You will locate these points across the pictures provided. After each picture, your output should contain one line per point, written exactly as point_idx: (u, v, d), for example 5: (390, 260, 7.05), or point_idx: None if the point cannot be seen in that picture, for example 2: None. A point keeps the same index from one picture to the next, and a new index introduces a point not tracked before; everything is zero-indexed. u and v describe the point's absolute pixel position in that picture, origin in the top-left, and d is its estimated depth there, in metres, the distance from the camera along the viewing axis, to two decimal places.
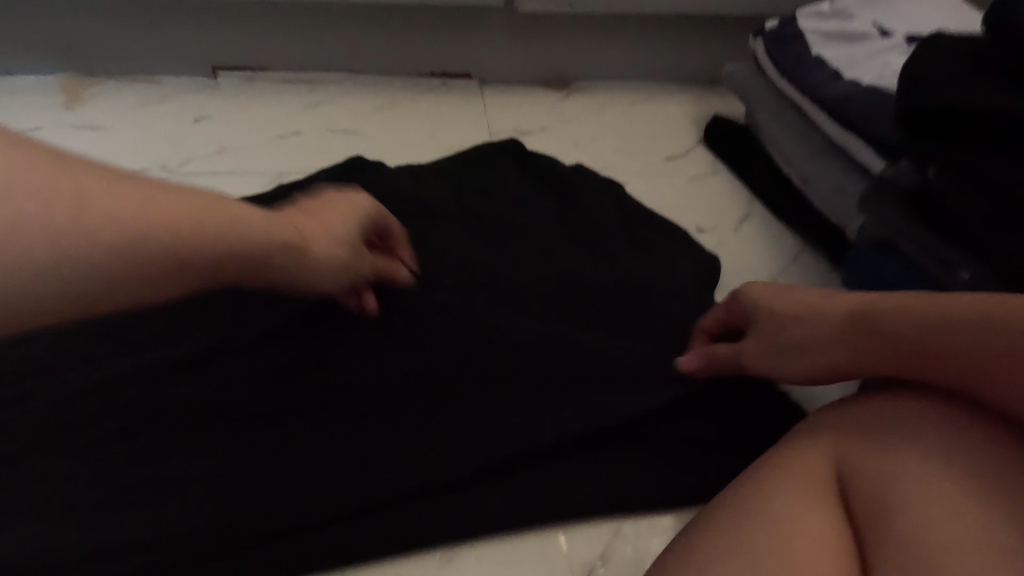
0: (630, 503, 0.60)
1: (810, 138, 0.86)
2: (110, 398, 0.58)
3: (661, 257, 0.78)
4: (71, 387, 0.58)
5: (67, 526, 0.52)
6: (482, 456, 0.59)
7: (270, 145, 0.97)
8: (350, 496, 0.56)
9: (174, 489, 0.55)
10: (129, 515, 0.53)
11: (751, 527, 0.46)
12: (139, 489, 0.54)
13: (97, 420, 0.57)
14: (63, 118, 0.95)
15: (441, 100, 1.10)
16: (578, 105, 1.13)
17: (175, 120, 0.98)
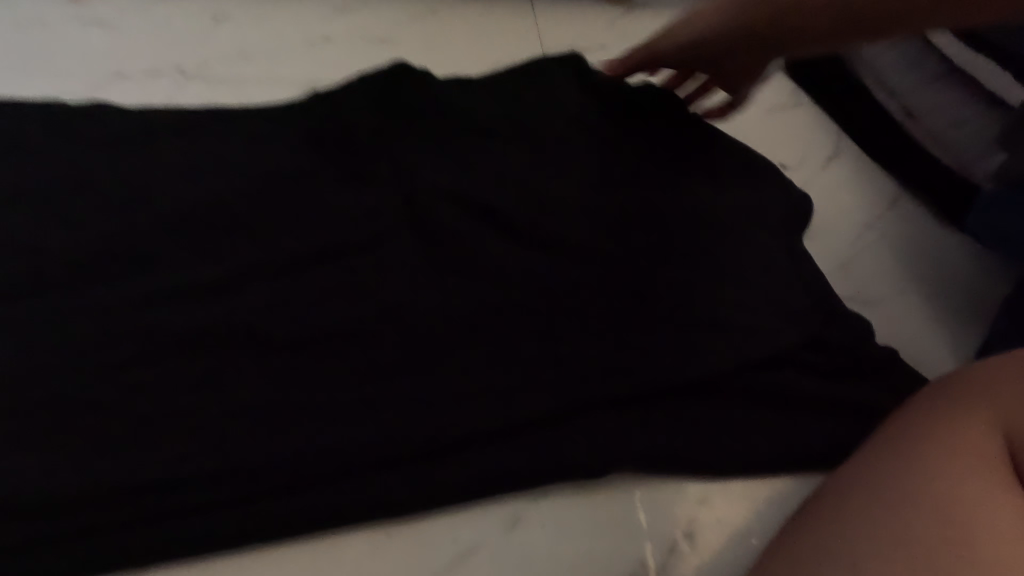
0: (720, 468, 0.51)
1: (926, 62, 0.73)
2: (111, 316, 0.49)
3: (745, 192, 0.66)
4: (71, 303, 0.49)
5: (64, 463, 0.44)
6: (545, 403, 0.49)
7: (298, 52, 0.86)
8: (391, 443, 0.47)
9: (188, 424, 0.46)
10: (138, 454, 0.45)
11: (904, 514, 0.37)
12: (150, 425, 0.46)
13: (99, 341, 0.48)
14: (66, 9, 0.83)
15: (488, 9, 0.96)
16: (642, 24, 1.00)
17: (193, 18, 0.86)
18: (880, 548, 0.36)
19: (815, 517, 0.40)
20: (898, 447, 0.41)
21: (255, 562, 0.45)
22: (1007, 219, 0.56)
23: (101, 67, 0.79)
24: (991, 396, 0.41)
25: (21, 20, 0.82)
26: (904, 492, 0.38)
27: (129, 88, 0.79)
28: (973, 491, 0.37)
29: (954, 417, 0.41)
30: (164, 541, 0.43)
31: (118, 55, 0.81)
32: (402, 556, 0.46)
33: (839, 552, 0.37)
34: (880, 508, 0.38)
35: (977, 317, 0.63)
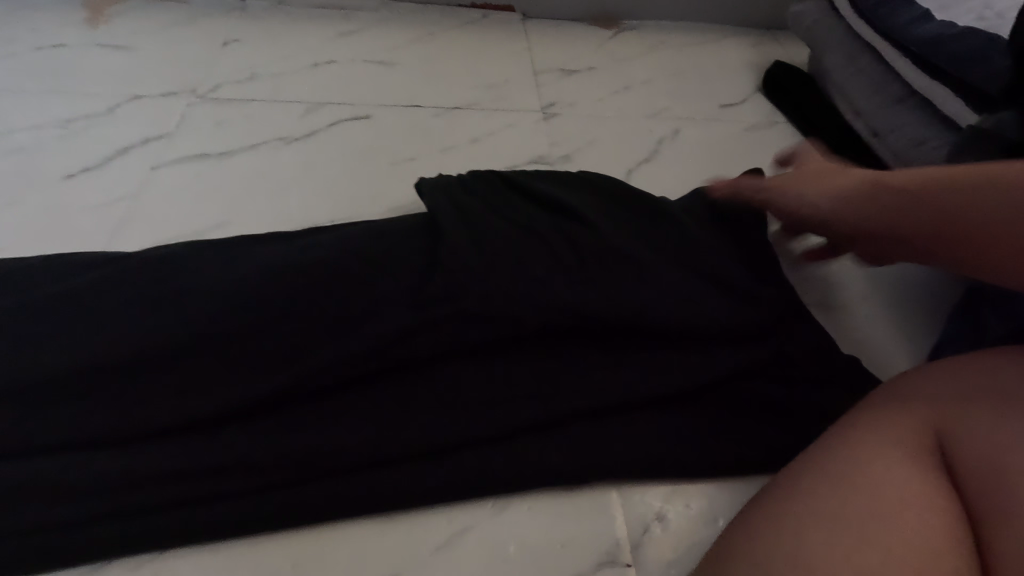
0: (695, 466, 0.55)
1: (887, 88, 0.79)
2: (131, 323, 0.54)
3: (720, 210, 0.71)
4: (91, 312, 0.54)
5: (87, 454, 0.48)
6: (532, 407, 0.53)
7: (303, 71, 0.91)
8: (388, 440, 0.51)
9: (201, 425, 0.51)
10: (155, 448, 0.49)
11: (843, 491, 0.40)
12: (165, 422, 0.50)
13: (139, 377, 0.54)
14: (85, 34, 0.89)
15: (481, 34, 1.02)
16: (627, 45, 1.06)
17: (206, 43, 0.92)
18: (816, 520, 0.39)
19: (767, 501, 0.43)
20: (848, 440, 0.43)
21: (262, 542, 0.49)
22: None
23: (118, 87, 0.84)
24: (906, 398, 0.45)
25: (43, 45, 0.88)
26: (846, 475, 0.41)
27: (143, 105, 0.82)
28: (907, 474, 0.39)
29: (900, 412, 0.44)
30: (182, 526, 0.48)
31: (130, 76, 0.86)
32: (398, 537, 0.50)
33: (782, 528, 0.39)
34: (824, 487, 0.41)
35: (938, 326, 0.67)
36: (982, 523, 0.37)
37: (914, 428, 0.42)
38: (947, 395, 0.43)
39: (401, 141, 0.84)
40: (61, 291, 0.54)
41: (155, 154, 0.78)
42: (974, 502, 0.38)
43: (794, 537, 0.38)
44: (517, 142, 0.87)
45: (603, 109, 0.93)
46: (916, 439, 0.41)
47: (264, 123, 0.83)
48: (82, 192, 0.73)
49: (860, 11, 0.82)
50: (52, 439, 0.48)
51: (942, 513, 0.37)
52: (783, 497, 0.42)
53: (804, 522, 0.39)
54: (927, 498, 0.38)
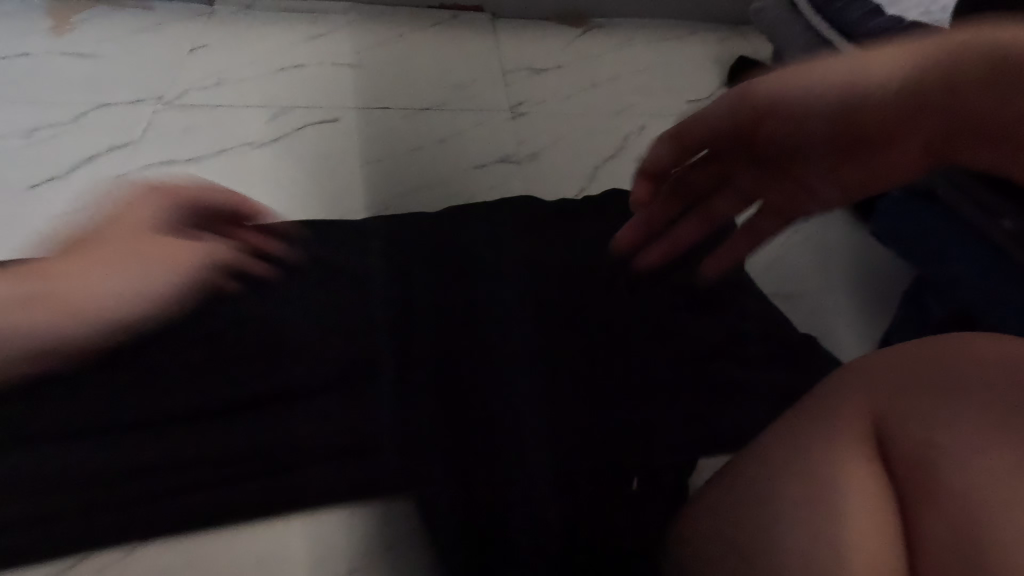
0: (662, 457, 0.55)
1: None
2: None
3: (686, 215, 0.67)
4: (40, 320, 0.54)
5: (56, 460, 0.49)
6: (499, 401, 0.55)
7: (270, 76, 0.91)
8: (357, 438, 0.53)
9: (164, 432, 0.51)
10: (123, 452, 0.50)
11: (786, 486, 0.42)
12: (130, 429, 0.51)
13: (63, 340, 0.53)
14: (49, 43, 0.89)
15: (450, 35, 1.03)
16: (596, 43, 1.07)
17: (171, 49, 0.92)
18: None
19: None
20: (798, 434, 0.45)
21: (233, 543, 0.50)
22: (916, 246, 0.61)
23: (83, 95, 0.84)
24: (846, 396, 0.45)
25: (6, 54, 0.87)
26: (790, 468, 0.43)
27: (107, 114, 0.82)
28: (845, 465, 0.41)
29: (847, 401, 0.45)
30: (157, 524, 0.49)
31: (96, 85, 0.85)
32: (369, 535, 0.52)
33: None
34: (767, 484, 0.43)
35: (893, 312, 0.70)
36: (912, 507, 0.39)
37: (851, 424, 0.43)
38: (885, 389, 0.44)
39: (370, 143, 0.85)
40: None
41: (122, 163, 0.78)
42: (907, 488, 0.40)
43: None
44: (486, 143, 0.88)
45: (570, 107, 0.94)
46: (855, 438, 0.42)
47: (232, 128, 0.84)
48: (49, 203, 0.73)
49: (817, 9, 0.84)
50: (27, 446, 0.49)
51: (875, 502, 0.39)
52: (727, 495, 0.43)
53: None
54: (860, 486, 0.40)
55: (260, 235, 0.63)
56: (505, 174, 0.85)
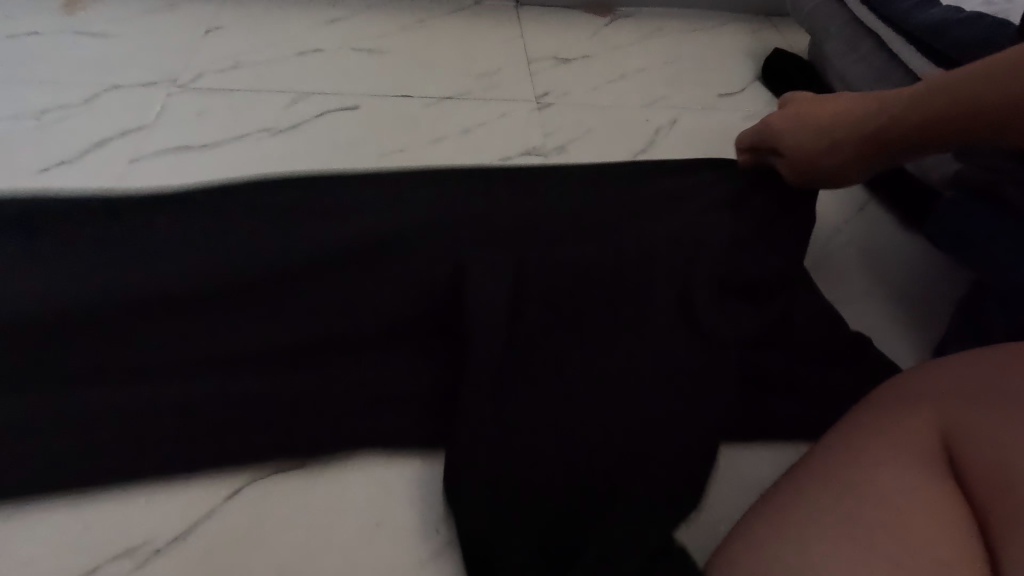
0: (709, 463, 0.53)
1: (891, 74, 0.76)
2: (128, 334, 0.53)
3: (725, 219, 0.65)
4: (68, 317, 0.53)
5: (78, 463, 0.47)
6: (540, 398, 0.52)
7: (289, 59, 0.88)
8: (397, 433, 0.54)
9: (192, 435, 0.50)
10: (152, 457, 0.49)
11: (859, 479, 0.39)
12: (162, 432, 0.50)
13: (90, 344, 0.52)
14: (61, 21, 0.86)
15: (473, 22, 0.99)
16: (624, 32, 1.03)
17: (186, 32, 0.89)
18: (830, 501, 0.38)
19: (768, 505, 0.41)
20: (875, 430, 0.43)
21: (268, 506, 0.51)
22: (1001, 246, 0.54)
23: (96, 77, 0.81)
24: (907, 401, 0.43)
25: (17, 33, 0.84)
26: (859, 458, 0.40)
27: (121, 95, 0.79)
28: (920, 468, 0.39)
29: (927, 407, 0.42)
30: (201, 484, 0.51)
31: (109, 66, 0.82)
32: (404, 502, 0.52)
33: (782, 531, 0.38)
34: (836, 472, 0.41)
35: (943, 317, 0.66)
36: (991, 514, 0.36)
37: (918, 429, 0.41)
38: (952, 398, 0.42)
39: (391, 130, 0.82)
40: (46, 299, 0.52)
41: (135, 146, 0.75)
42: (983, 498, 0.37)
43: (797, 532, 0.38)
44: (511, 134, 0.85)
45: (598, 99, 0.91)
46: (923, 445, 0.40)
47: (250, 113, 0.81)
48: (58, 183, 0.70)
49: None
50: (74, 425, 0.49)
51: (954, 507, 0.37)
52: (785, 498, 0.41)
53: (802, 524, 0.38)
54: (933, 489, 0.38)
55: (284, 226, 0.60)
56: (530, 166, 0.81)
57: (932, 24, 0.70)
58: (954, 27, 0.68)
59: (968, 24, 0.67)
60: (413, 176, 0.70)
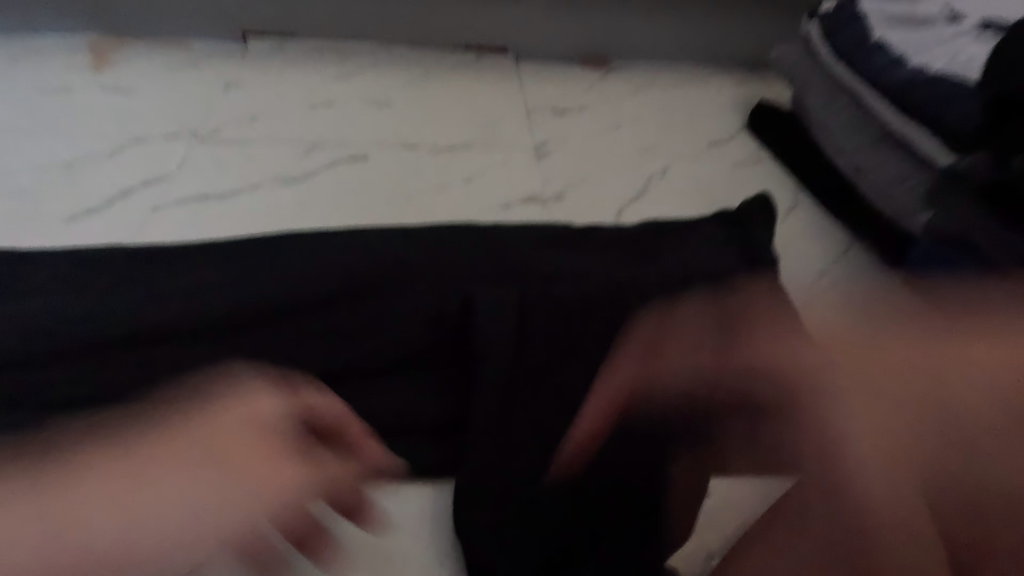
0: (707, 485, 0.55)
1: (866, 125, 0.81)
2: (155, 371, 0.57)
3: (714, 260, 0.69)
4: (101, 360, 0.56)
5: None
6: (543, 430, 0.55)
7: (303, 113, 0.94)
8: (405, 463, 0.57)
9: None
10: None
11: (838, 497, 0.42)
12: None
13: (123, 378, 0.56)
14: (90, 78, 0.92)
15: (475, 76, 1.05)
16: (617, 84, 1.09)
17: (207, 88, 0.95)
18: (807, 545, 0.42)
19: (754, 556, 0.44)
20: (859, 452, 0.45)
21: None
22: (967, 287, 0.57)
23: (122, 130, 0.86)
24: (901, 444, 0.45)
25: (49, 89, 0.90)
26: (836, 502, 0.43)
27: (143, 147, 0.84)
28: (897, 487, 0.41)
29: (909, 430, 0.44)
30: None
31: (134, 120, 0.88)
32: (412, 536, 0.54)
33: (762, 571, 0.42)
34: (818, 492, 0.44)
35: None
36: None
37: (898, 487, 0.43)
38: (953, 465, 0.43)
39: (398, 179, 0.87)
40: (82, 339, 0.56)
41: (157, 195, 0.79)
42: None
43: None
44: (510, 181, 0.89)
45: (593, 148, 0.96)
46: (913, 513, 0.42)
47: (264, 163, 0.85)
48: (83, 230, 0.74)
49: (834, 58, 0.85)
50: None
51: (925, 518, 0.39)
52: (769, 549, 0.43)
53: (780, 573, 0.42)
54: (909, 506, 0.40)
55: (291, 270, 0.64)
56: (530, 212, 0.86)
57: (899, 82, 0.75)
58: (919, 85, 0.73)
59: (931, 83, 0.72)
60: (419, 223, 0.75)
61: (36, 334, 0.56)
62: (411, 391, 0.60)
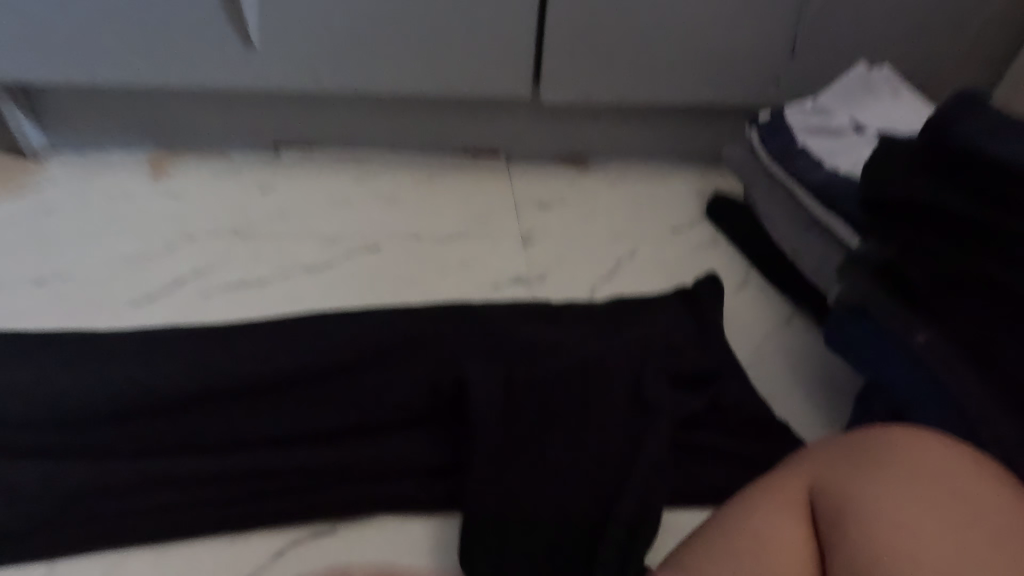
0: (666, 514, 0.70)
1: (798, 215, 0.96)
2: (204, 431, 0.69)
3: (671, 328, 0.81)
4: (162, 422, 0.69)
5: None
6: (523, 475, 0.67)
7: (326, 213, 1.10)
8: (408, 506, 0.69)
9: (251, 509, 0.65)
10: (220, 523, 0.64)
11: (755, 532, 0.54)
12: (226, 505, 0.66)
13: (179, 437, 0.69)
14: (150, 187, 1.10)
15: (471, 175, 1.23)
16: (594, 180, 1.26)
17: (245, 191, 1.12)
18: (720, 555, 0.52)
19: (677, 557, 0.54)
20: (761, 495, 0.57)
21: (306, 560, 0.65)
22: (866, 352, 0.70)
23: (175, 230, 1.03)
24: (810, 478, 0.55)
25: (116, 196, 1.08)
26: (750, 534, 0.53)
27: (193, 244, 1.00)
28: (792, 521, 0.53)
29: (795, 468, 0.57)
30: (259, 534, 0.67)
31: (186, 221, 1.05)
32: None
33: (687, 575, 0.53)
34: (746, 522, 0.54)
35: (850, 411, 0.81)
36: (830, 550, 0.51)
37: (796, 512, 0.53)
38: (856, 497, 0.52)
39: (404, 266, 1.02)
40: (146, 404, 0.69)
41: (204, 284, 0.94)
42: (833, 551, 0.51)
43: None
44: (501, 267, 1.04)
45: (572, 236, 1.12)
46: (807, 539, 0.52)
47: (293, 255, 1.01)
48: (146, 317, 0.89)
49: (770, 163, 1.01)
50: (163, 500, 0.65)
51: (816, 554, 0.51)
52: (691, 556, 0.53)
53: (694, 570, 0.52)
54: (801, 536, 0.52)
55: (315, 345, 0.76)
56: (517, 292, 1.00)
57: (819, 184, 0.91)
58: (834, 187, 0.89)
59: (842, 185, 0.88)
60: (421, 303, 0.89)
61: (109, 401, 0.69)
62: (414, 444, 0.72)
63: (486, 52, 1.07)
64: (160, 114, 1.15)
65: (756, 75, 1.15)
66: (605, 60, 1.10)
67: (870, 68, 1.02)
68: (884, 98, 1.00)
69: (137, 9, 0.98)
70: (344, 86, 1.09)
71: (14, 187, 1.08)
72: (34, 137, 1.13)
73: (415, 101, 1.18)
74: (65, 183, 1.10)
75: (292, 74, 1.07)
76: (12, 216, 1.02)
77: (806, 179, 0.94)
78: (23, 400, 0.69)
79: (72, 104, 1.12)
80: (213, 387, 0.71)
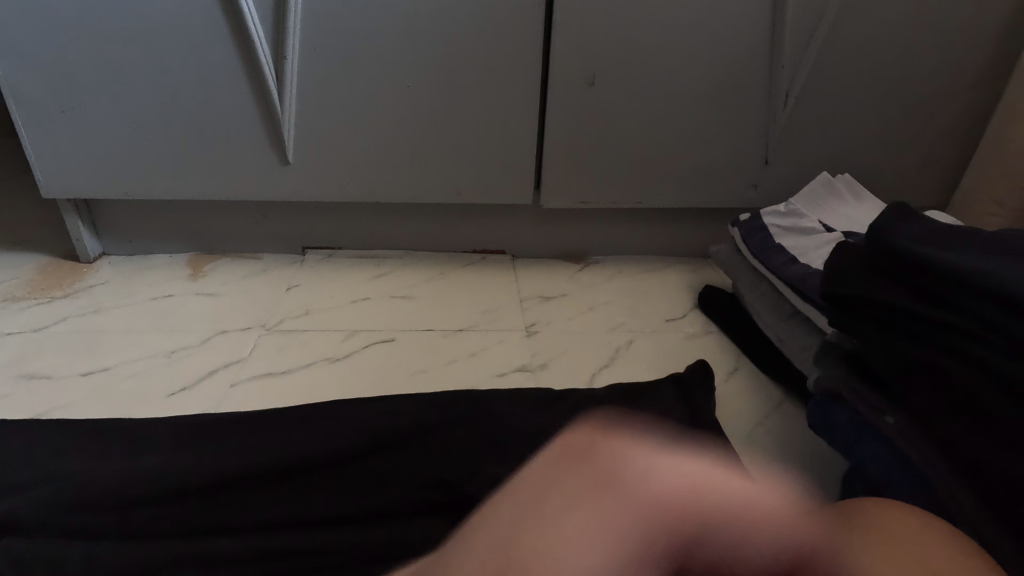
0: None
1: (782, 306, 1.05)
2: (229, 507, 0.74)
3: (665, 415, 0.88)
4: (190, 500, 0.74)
5: None
6: None
7: (346, 308, 1.20)
8: None
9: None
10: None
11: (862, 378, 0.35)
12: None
13: (207, 511, 0.73)
14: (187, 286, 1.22)
15: (478, 274, 1.34)
16: (593, 275, 1.37)
17: (274, 290, 1.24)
18: None
19: None
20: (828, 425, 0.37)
21: None
22: (845, 434, 0.76)
23: (209, 326, 1.13)
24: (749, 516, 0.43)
25: (158, 294, 1.20)
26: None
27: (226, 338, 1.10)
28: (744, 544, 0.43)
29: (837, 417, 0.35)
30: None
31: (219, 318, 1.15)
32: None
33: None
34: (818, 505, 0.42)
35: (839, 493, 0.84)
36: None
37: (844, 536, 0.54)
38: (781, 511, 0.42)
39: (416, 358, 1.10)
40: (179, 484, 0.75)
41: (234, 375, 1.03)
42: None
43: None
44: (507, 356, 1.12)
45: (575, 328, 1.20)
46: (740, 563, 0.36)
47: (314, 348, 1.10)
48: (178, 407, 0.96)
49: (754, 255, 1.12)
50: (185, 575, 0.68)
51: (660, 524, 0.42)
52: None
53: None
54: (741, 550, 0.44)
55: (338, 430, 0.83)
56: (520, 379, 1.06)
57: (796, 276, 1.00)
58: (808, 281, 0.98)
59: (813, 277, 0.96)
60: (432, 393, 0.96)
61: (146, 482, 0.75)
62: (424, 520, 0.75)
63: (491, 164, 1.22)
64: (202, 222, 1.29)
65: (734, 182, 1.28)
66: (598, 170, 1.24)
67: (831, 176, 1.15)
68: (846, 201, 1.12)
69: (192, 139, 1.15)
70: (365, 195, 1.23)
71: (67, 288, 1.19)
72: (89, 245, 1.27)
73: (428, 208, 1.32)
74: (114, 284, 1.23)
75: (321, 185, 1.21)
76: (64, 313, 1.13)
77: (781, 270, 1.04)
78: (68, 481, 0.75)
79: (126, 215, 1.27)
80: (241, 467, 0.77)
